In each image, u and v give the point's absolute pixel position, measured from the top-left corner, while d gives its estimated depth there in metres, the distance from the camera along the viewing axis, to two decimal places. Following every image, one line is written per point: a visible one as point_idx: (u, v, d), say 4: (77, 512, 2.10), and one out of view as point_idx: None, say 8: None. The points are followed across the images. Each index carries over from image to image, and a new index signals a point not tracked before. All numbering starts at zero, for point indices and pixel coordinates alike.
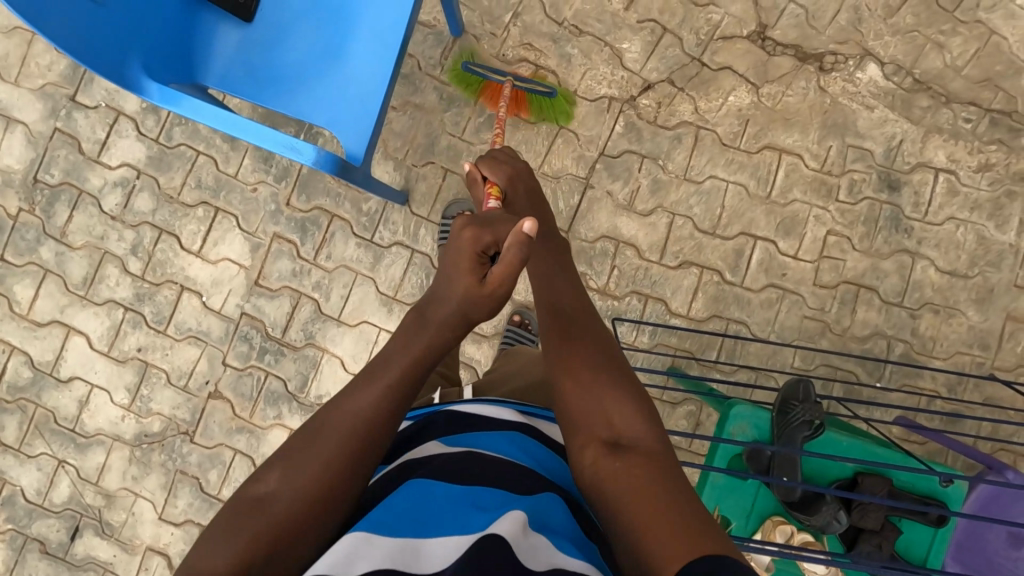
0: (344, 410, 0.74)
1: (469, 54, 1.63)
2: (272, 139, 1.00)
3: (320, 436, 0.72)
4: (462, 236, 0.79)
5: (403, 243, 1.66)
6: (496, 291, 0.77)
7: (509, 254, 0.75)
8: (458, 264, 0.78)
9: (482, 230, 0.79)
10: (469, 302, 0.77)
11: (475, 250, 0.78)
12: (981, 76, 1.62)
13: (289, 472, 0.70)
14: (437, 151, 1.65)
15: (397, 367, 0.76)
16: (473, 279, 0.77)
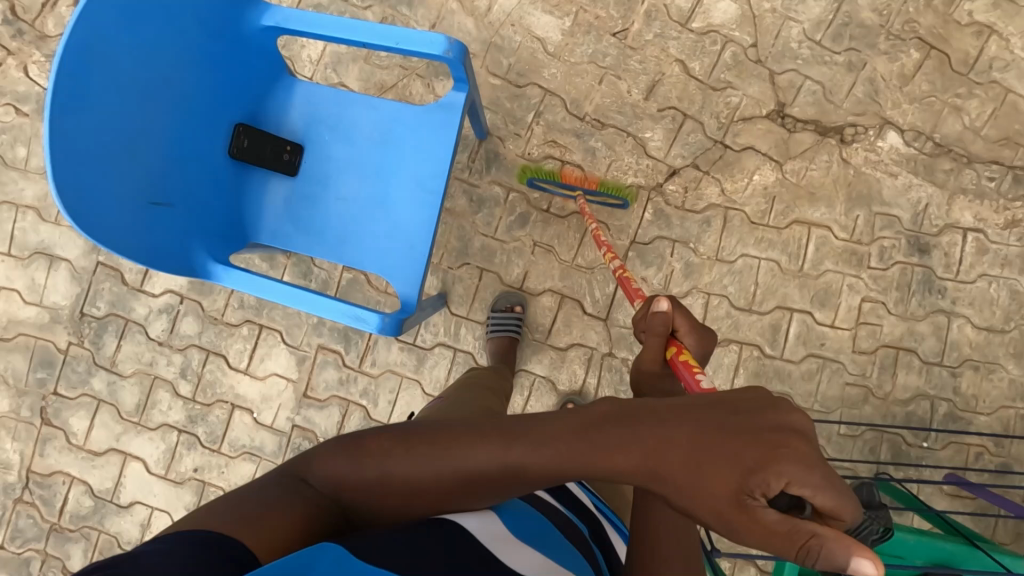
0: (478, 451, 0.68)
1: (495, 156, 1.66)
2: (339, 311, 1.04)
3: (442, 451, 0.70)
4: (761, 437, 0.56)
5: (445, 344, 1.69)
6: (739, 531, 0.58)
7: (802, 529, 0.55)
8: (725, 439, 0.58)
9: (797, 454, 0.54)
10: (686, 485, 0.60)
11: (765, 477, 0.55)
12: (1000, 135, 1.64)
13: (404, 469, 0.69)
14: (471, 252, 1.68)
15: (554, 454, 0.65)
16: (728, 501, 0.57)
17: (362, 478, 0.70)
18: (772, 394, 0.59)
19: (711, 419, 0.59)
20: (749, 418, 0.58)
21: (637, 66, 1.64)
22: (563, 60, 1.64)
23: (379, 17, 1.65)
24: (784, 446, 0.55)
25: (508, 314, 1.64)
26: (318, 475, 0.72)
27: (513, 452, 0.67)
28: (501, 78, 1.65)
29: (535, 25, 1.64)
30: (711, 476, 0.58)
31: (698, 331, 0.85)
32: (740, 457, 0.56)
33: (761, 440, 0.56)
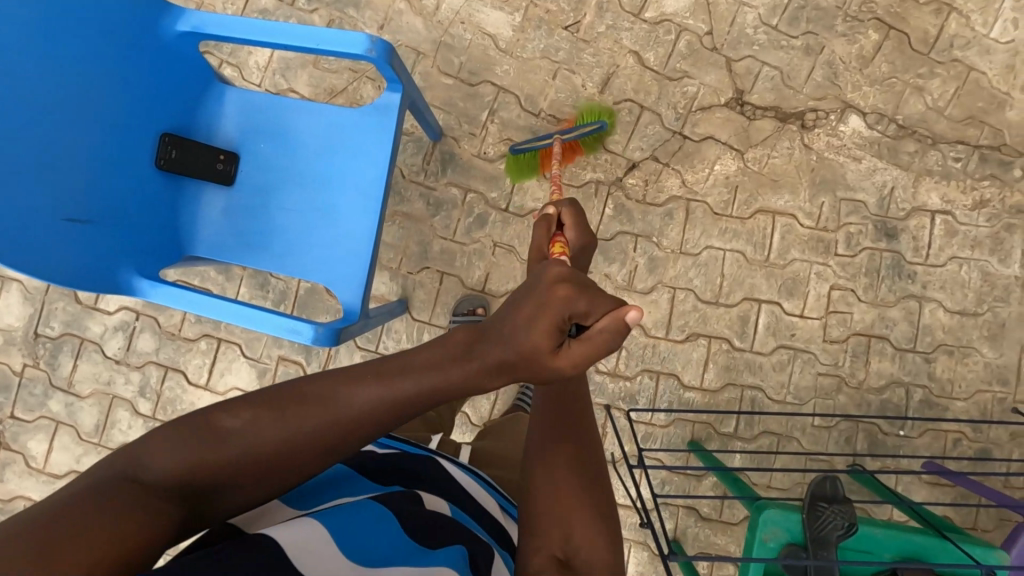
0: (346, 397, 0.68)
1: (451, 157, 1.63)
2: (271, 325, 1.00)
3: (309, 406, 0.68)
4: (543, 302, 0.65)
5: (408, 350, 1.66)
6: (564, 371, 0.66)
7: (603, 338, 0.65)
8: (535, 316, 0.64)
9: (564, 299, 0.64)
10: (527, 362, 0.65)
11: (557, 319, 0.64)
12: (964, 114, 1.61)
13: (269, 430, 0.66)
14: (430, 256, 1.64)
15: (421, 383, 0.68)
16: (547, 348, 0.64)
17: (225, 454, 0.65)
18: (551, 261, 0.68)
19: (525, 309, 0.65)
20: (542, 282, 0.67)
21: (591, 60, 1.61)
22: (516, 56, 1.61)
23: (326, 20, 1.61)
24: (558, 283, 0.66)
25: (469, 316, 1.59)
26: (154, 474, 0.64)
27: (390, 388, 0.68)
28: (453, 77, 1.62)
29: (486, 22, 1.61)
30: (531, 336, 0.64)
31: (574, 216, 0.92)
32: (550, 324, 0.64)
33: (551, 302, 0.65)
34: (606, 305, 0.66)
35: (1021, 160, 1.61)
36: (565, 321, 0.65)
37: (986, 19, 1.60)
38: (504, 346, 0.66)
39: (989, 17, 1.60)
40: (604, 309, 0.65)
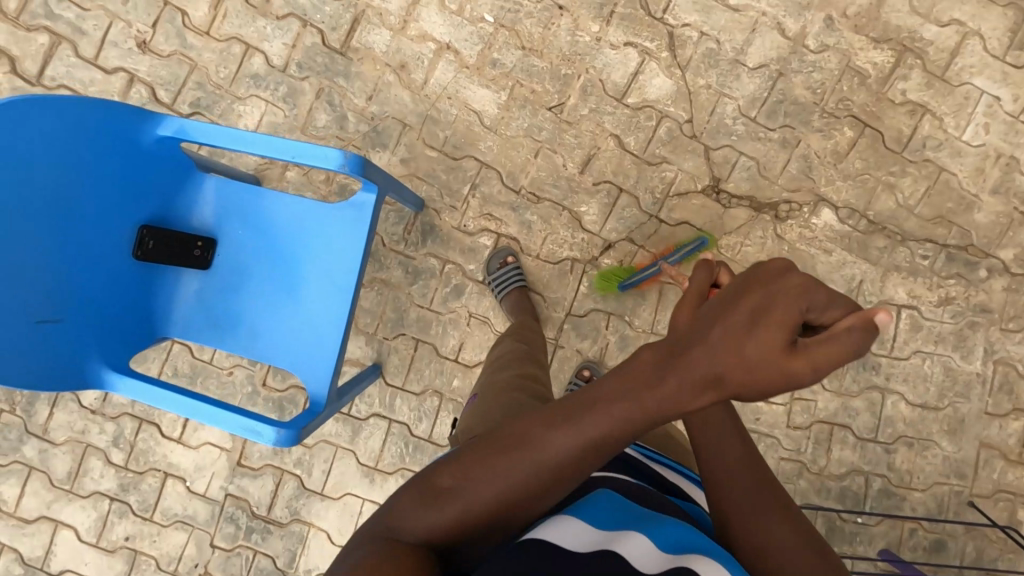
0: (540, 439, 0.67)
1: (431, 228, 1.66)
2: (234, 422, 1.03)
3: (511, 453, 0.69)
4: (770, 295, 0.56)
5: (380, 414, 1.69)
6: (804, 379, 0.54)
7: (849, 338, 0.54)
8: (758, 321, 0.56)
9: (801, 288, 0.56)
10: (742, 374, 0.56)
11: (791, 321, 0.55)
12: (934, 213, 1.65)
13: (475, 479, 0.70)
14: (406, 323, 1.67)
15: (613, 414, 0.64)
16: (780, 352, 0.54)
17: (452, 509, 0.69)
18: (750, 265, 0.60)
19: (737, 314, 0.57)
20: (741, 281, 0.59)
21: (573, 140, 1.65)
22: (499, 134, 1.65)
23: (316, 88, 1.64)
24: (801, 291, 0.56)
25: (505, 268, 1.63)
26: (410, 534, 0.70)
27: (580, 429, 0.65)
28: (438, 150, 1.65)
29: (472, 98, 1.64)
30: (749, 348, 0.55)
31: None
32: (767, 321, 0.55)
33: (778, 300, 0.56)
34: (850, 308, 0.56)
35: (986, 261, 1.65)
36: (789, 329, 0.55)
37: (959, 122, 1.64)
38: (714, 345, 0.57)
39: (962, 121, 1.64)
40: (846, 311, 0.56)
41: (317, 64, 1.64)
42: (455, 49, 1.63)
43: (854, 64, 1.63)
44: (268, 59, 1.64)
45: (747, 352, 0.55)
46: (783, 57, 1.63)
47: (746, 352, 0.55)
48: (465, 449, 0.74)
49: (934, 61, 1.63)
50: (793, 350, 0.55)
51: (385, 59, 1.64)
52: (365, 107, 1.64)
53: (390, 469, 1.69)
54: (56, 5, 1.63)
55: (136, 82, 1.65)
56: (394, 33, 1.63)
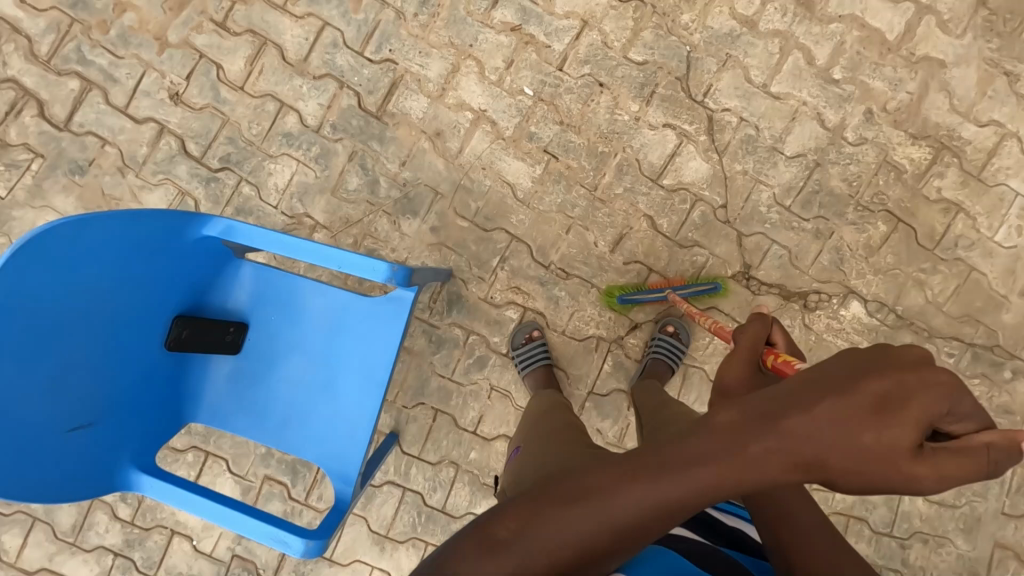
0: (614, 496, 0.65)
1: (457, 298, 1.64)
2: (258, 530, 1.01)
3: (581, 505, 0.65)
4: (905, 383, 0.54)
5: (394, 482, 1.67)
6: (924, 484, 0.55)
7: (981, 456, 0.57)
8: (899, 413, 0.53)
9: (950, 389, 0.53)
10: (880, 463, 0.55)
11: (924, 422, 0.53)
12: (962, 311, 1.65)
13: (538, 534, 0.64)
14: (426, 392, 1.65)
15: (695, 474, 0.62)
16: (906, 453, 0.54)
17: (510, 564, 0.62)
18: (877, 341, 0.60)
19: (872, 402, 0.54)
20: (875, 355, 0.57)
21: (606, 219, 1.63)
22: (532, 208, 1.63)
23: (349, 150, 1.62)
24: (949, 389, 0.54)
25: (531, 344, 1.60)
26: None
27: (655, 488, 0.63)
28: (469, 220, 1.63)
29: (506, 170, 1.62)
30: (869, 436, 0.54)
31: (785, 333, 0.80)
32: (917, 419, 0.53)
33: (916, 391, 0.53)
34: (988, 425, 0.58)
35: (1011, 362, 1.65)
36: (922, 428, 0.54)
37: (992, 223, 1.63)
38: (837, 429, 0.55)
39: (995, 221, 1.63)
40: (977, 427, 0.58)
41: (351, 126, 1.62)
42: (492, 120, 1.62)
43: (891, 159, 1.63)
44: (303, 118, 1.62)
45: (868, 440, 0.54)
46: (821, 148, 1.62)
47: (857, 452, 0.55)
48: (520, 500, 0.68)
49: (971, 160, 1.63)
50: (918, 455, 0.55)
51: (421, 126, 1.62)
52: (398, 173, 1.63)
53: (401, 538, 1.67)
54: (89, 51, 1.61)
55: (166, 133, 1.62)
56: (432, 101, 1.61)
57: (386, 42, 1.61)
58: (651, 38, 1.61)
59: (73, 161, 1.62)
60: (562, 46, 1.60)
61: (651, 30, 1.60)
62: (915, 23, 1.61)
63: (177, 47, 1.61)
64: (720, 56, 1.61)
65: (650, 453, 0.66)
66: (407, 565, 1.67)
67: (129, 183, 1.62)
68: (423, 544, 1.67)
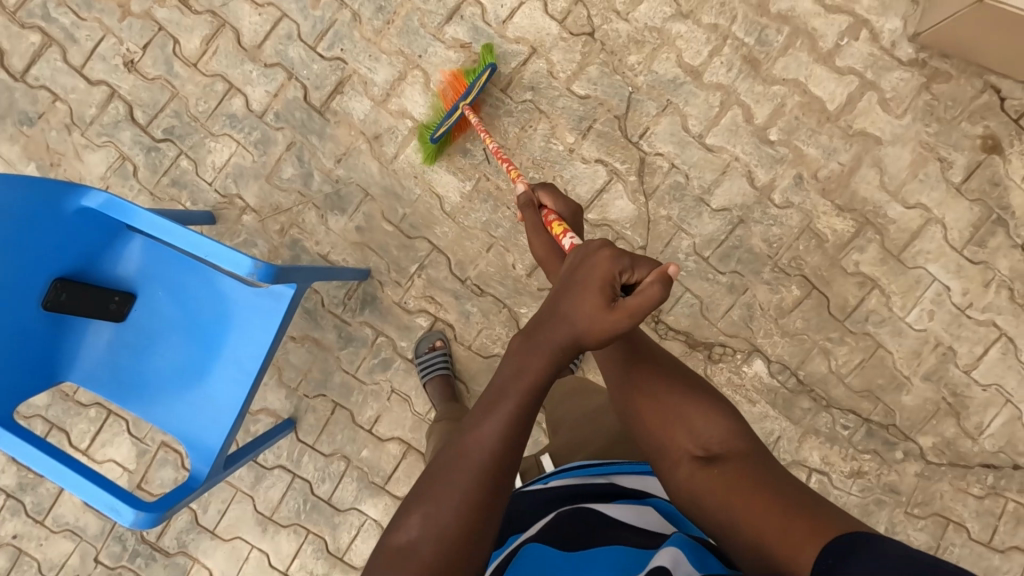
0: (477, 428, 0.71)
1: (372, 298, 1.68)
2: (95, 494, 1.04)
3: (459, 455, 0.69)
4: (587, 263, 0.79)
5: (285, 467, 1.70)
6: (625, 323, 0.74)
7: (653, 287, 0.74)
8: (589, 281, 0.77)
9: (616, 252, 0.78)
10: (593, 323, 0.75)
11: (607, 280, 0.76)
12: (863, 386, 1.66)
13: (435, 506, 0.66)
14: (329, 385, 1.69)
15: (518, 390, 0.73)
16: (603, 303, 0.75)
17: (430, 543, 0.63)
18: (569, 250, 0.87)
19: (576, 281, 0.78)
20: (572, 263, 0.81)
21: (527, 243, 1.66)
22: (456, 222, 1.66)
23: (288, 140, 1.66)
24: (610, 245, 0.80)
25: (432, 353, 1.63)
26: None
27: (493, 419, 0.71)
28: (394, 225, 1.67)
29: (436, 182, 1.66)
30: (586, 300, 0.76)
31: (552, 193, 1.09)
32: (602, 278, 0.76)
33: (591, 263, 0.78)
34: (654, 267, 0.79)
35: (905, 443, 1.66)
36: (610, 283, 0.76)
37: (905, 303, 1.65)
38: (568, 313, 0.76)
39: (909, 302, 1.65)
40: (650, 270, 0.78)
41: (294, 117, 1.66)
42: (430, 131, 1.65)
43: (814, 227, 1.65)
44: (249, 103, 1.66)
45: (587, 305, 0.75)
46: (747, 205, 1.65)
47: (584, 305, 0.76)
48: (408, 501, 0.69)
49: (893, 239, 1.64)
50: (616, 304, 0.75)
51: (361, 127, 1.66)
52: (332, 169, 1.66)
53: (284, 522, 1.70)
54: (54, 9, 1.66)
55: (116, 99, 1.67)
56: (375, 104, 1.65)
57: (339, 41, 1.65)
58: (595, 74, 1.64)
59: (23, 112, 1.67)
60: (508, 69, 1.64)
61: (597, 66, 1.63)
62: (856, 97, 1.63)
63: (139, 18, 1.66)
64: (661, 101, 1.64)
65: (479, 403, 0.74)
66: (286, 550, 1.70)
67: (74, 141, 1.67)
68: (304, 531, 1.70)
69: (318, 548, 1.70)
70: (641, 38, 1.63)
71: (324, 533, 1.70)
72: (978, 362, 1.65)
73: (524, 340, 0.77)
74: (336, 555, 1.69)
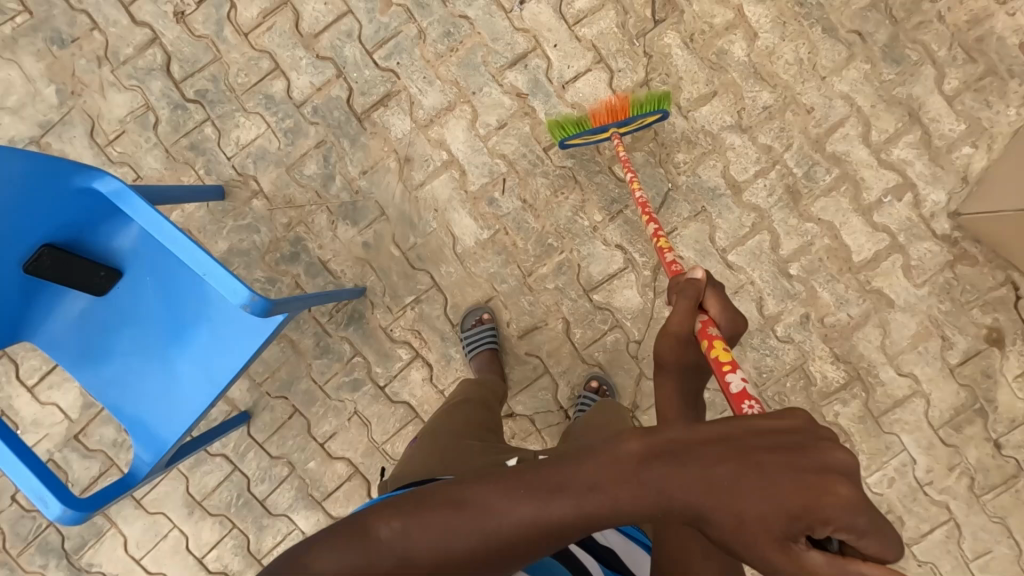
0: (500, 504, 0.60)
1: (359, 316, 1.64)
2: (27, 482, 1.00)
3: (469, 512, 0.60)
4: (809, 455, 0.56)
5: (227, 457, 1.68)
6: (775, 563, 0.56)
7: (854, 566, 0.55)
8: (804, 487, 0.54)
9: (846, 503, 0.54)
10: (742, 528, 0.56)
11: (816, 516, 0.54)
12: None
13: (415, 529, 0.60)
14: (294, 389, 1.66)
15: (610, 500, 0.59)
16: (779, 533, 0.55)
17: (382, 563, 0.58)
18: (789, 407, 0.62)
19: (756, 470, 0.56)
20: (767, 426, 0.59)
21: (527, 305, 1.64)
22: (464, 265, 1.64)
23: (319, 137, 1.61)
24: (846, 476, 0.55)
25: (479, 327, 1.60)
26: None
27: (554, 506, 0.59)
28: (401, 251, 1.63)
29: (455, 222, 1.63)
30: (766, 503, 0.55)
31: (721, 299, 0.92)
32: (807, 506, 0.54)
33: (804, 459, 0.56)
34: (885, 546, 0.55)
35: None
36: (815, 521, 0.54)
37: (870, 464, 1.67)
38: (726, 484, 0.56)
39: (874, 464, 1.67)
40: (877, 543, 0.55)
41: (331, 116, 1.61)
42: (462, 169, 1.62)
43: (806, 368, 1.65)
44: (290, 89, 1.61)
45: (748, 506, 0.55)
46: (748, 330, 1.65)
47: (754, 506, 0.55)
48: (403, 496, 0.64)
49: (876, 401, 1.66)
50: (786, 544, 0.55)
51: (396, 145, 1.62)
52: (355, 179, 1.62)
53: (212, 511, 1.68)
54: None
55: (155, 45, 1.60)
56: (415, 127, 1.61)
57: (397, 54, 1.60)
58: (639, 161, 1.62)
59: (56, 32, 1.59)
60: None
61: (643, 153, 1.62)
62: (882, 256, 1.63)
63: None
64: (695, 205, 1.63)
65: (554, 469, 0.62)
66: (206, 538, 1.68)
67: (101, 75, 1.60)
68: (229, 525, 1.68)
69: (238, 544, 1.68)
70: (693, 139, 1.62)
71: (248, 532, 1.68)
72: (921, 538, 1.67)
73: (651, 453, 0.60)
74: (254, 556, 1.68)
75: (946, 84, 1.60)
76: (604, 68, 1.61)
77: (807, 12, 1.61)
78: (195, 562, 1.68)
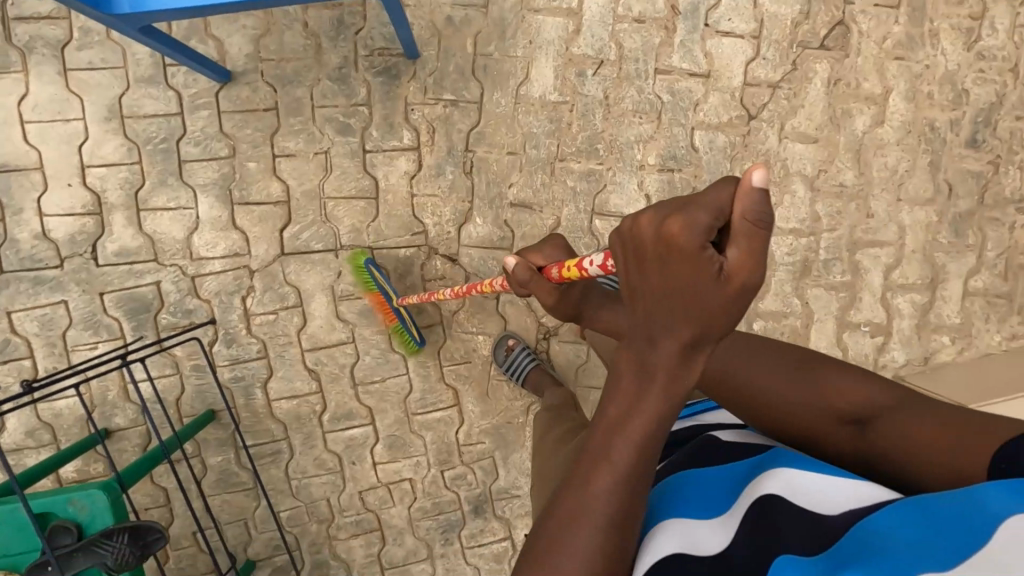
0: (580, 504, 0.62)
1: (395, 75, 1.54)
2: None
3: (567, 532, 0.62)
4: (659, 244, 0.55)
5: (179, 99, 1.53)
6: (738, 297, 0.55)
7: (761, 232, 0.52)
8: (681, 259, 0.54)
9: (691, 225, 0.53)
10: (699, 321, 0.57)
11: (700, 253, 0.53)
12: None
13: None
14: (287, 89, 1.54)
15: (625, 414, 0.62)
16: (713, 285, 0.54)
17: None
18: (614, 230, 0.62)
19: (652, 283, 0.57)
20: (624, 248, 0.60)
21: (537, 184, 1.61)
22: (515, 107, 1.57)
23: None
24: (652, 226, 0.56)
25: (517, 351, 1.61)
26: None
27: (611, 461, 0.62)
28: (474, 51, 1.55)
29: (536, 65, 1.56)
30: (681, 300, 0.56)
31: (534, 248, 0.92)
32: (698, 260, 0.54)
33: (658, 250, 0.56)
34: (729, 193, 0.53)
35: None
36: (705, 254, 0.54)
37: None
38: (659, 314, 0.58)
39: None
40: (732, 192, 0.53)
41: None
42: (578, 27, 1.55)
43: None
44: None
45: (681, 305, 0.56)
46: None
47: (684, 299, 0.56)
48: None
49: None
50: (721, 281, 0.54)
51: None
52: None
53: (128, 134, 1.54)
54: None
55: None
56: None
57: None
58: (718, 144, 1.61)
59: None
60: (676, 63, 1.58)
61: (726, 140, 1.61)
62: None
63: None
64: None
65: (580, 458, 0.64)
66: (104, 152, 1.54)
67: None
68: (136, 158, 1.55)
69: (130, 180, 1.55)
70: (771, 162, 1.63)
71: (148, 177, 1.56)
72: None
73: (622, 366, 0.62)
74: (137, 201, 1.56)
75: (974, 279, 1.70)
76: (754, 45, 1.58)
77: (932, 139, 1.64)
78: (77, 164, 1.54)
